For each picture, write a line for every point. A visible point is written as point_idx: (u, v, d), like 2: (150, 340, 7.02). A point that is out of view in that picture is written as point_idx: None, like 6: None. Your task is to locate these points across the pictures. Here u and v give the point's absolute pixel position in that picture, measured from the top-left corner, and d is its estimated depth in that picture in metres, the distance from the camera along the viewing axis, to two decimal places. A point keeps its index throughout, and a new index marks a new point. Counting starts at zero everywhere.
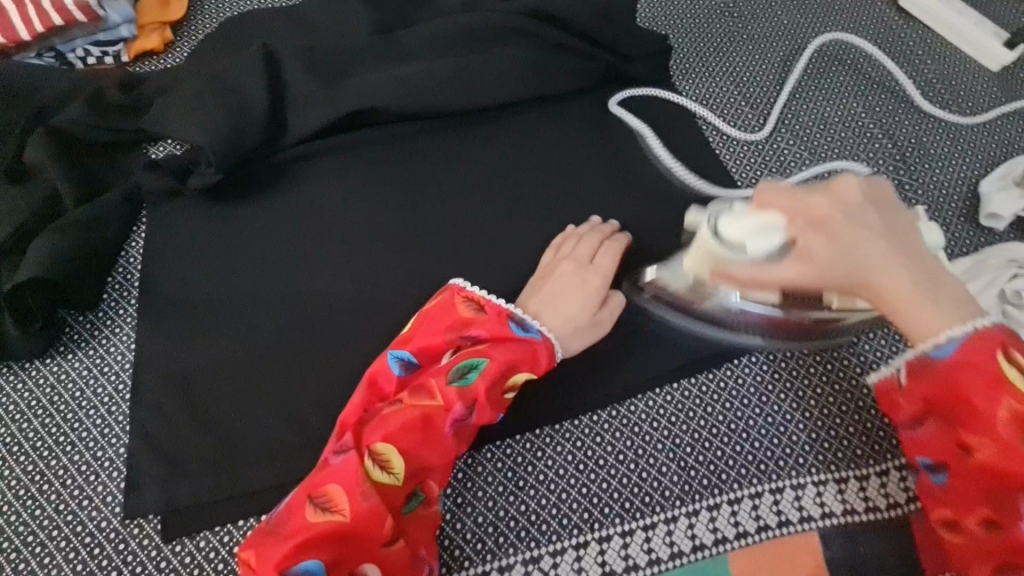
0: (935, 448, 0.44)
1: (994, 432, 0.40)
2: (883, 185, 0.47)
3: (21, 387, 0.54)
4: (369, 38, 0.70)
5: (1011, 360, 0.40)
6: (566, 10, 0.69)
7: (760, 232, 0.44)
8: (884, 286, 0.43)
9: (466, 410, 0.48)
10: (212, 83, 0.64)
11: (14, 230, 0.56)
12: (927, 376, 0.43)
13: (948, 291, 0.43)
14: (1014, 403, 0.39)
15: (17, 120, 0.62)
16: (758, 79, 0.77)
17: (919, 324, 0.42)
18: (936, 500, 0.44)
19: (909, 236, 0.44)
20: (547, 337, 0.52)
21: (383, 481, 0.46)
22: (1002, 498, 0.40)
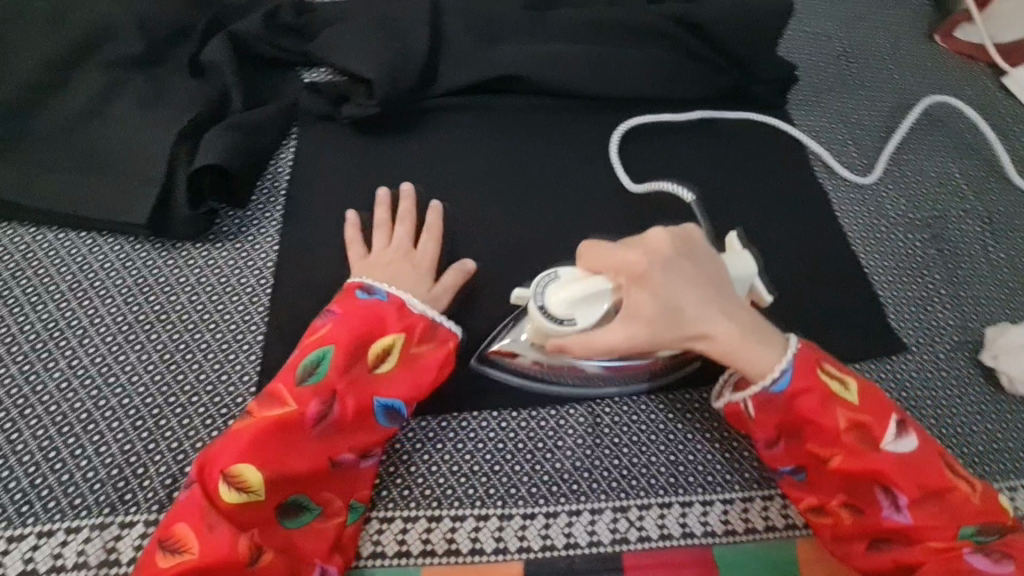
0: (792, 461, 0.50)
1: (839, 442, 0.47)
2: (692, 231, 0.49)
3: (173, 263, 0.58)
4: (521, 12, 0.75)
5: (828, 372, 0.49)
6: (712, 21, 0.74)
7: (588, 300, 0.47)
8: (718, 339, 0.47)
9: (324, 404, 0.49)
10: (380, 22, 0.68)
11: (191, 119, 0.59)
12: (773, 407, 0.49)
13: (762, 331, 0.48)
14: (845, 411, 0.48)
15: (198, 19, 0.65)
16: (865, 124, 0.82)
17: (754, 364, 0.47)
18: (802, 492, 0.51)
19: (725, 290, 0.48)
20: (394, 295, 0.53)
21: (235, 501, 0.45)
22: (859, 493, 0.48)
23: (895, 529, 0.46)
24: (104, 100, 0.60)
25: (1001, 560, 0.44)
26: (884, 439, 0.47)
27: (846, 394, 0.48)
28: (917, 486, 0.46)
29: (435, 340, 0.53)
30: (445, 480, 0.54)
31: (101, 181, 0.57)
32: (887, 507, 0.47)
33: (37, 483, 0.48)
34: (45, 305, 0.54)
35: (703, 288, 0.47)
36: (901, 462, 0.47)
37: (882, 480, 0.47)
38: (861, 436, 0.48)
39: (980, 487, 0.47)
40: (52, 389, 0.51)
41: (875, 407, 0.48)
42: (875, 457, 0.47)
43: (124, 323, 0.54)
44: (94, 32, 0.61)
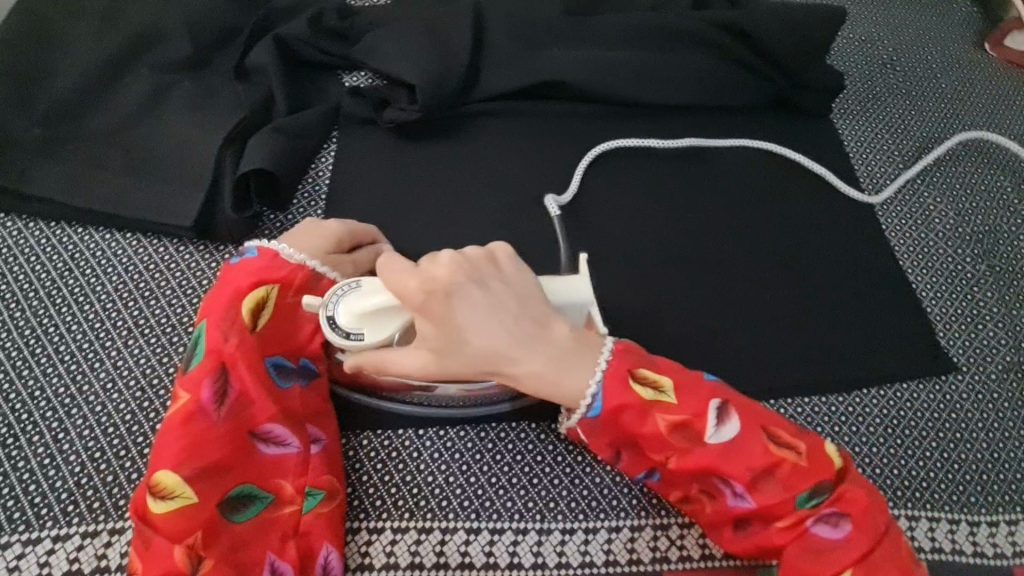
0: (638, 466, 0.49)
1: (669, 445, 0.46)
2: (497, 252, 0.48)
3: (215, 265, 0.58)
4: (563, 17, 0.74)
5: (641, 376, 0.46)
6: (761, 28, 0.72)
7: (384, 310, 0.46)
8: (519, 369, 0.46)
9: (220, 385, 0.46)
10: (424, 27, 0.68)
11: (237, 123, 0.60)
12: (604, 424, 0.47)
13: (571, 351, 0.46)
14: (663, 416, 0.46)
15: (245, 23, 0.65)
16: (912, 136, 0.80)
17: (563, 391, 0.46)
18: (664, 488, 0.50)
19: (526, 308, 0.46)
20: (262, 250, 0.51)
21: (168, 512, 0.43)
22: (702, 485, 0.47)
23: (744, 513, 0.46)
24: (153, 102, 0.60)
25: (840, 520, 0.44)
26: (707, 433, 0.46)
27: (661, 396, 0.46)
28: (744, 468, 0.45)
29: (313, 298, 0.51)
30: (480, 490, 0.52)
31: (149, 183, 0.57)
32: (728, 495, 0.46)
33: (83, 482, 0.48)
34: (92, 305, 0.55)
35: (499, 307, 0.45)
36: (726, 450, 0.45)
37: (717, 473, 0.45)
38: (684, 434, 0.46)
39: (804, 441, 0.46)
40: (97, 389, 0.52)
41: (690, 399, 0.46)
42: (703, 453, 0.45)
43: (167, 325, 0.55)
44: (144, 35, 0.62)
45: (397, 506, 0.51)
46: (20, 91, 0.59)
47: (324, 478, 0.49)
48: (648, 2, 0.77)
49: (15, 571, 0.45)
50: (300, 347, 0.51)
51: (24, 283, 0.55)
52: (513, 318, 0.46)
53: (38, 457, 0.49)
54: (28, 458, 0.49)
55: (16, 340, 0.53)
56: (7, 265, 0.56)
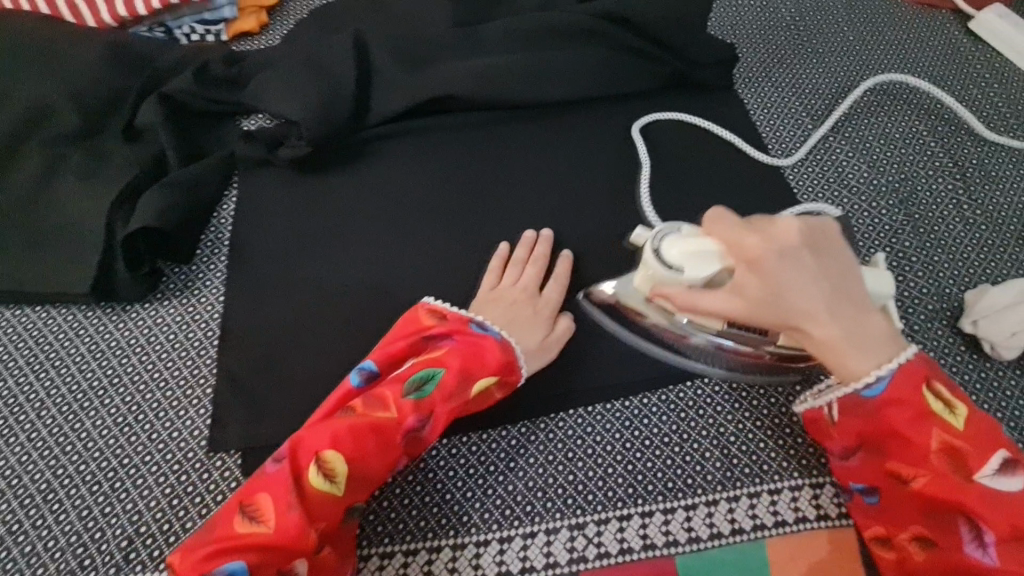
0: (865, 476, 0.48)
1: (927, 463, 0.44)
2: (825, 226, 0.47)
3: (123, 326, 0.59)
4: (451, 30, 0.74)
5: (933, 392, 0.44)
6: (643, 14, 0.72)
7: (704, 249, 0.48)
8: (814, 333, 0.45)
9: (419, 422, 0.50)
10: (308, 62, 0.69)
11: (127, 183, 0.61)
12: (862, 413, 0.46)
13: (873, 333, 0.45)
14: (942, 433, 0.44)
15: (132, 85, 0.67)
16: (821, 93, 0.79)
17: (848, 367, 0.45)
18: (870, 517, 0.49)
19: (850, 285, 0.46)
20: (502, 338, 0.54)
21: (325, 492, 0.46)
22: (938, 520, 0.45)
23: (970, 564, 0.43)
24: (47, 176, 0.62)
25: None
26: (980, 472, 0.42)
27: (952, 419, 0.44)
28: (1009, 524, 0.41)
29: (502, 388, 0.54)
30: (472, 500, 0.54)
31: (46, 254, 0.59)
32: (969, 543, 0.43)
33: (4, 555, 0.50)
34: (4, 381, 0.57)
35: (825, 278, 0.45)
36: (994, 495, 0.42)
37: (966, 512, 0.43)
38: (952, 461, 0.43)
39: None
40: (15, 462, 0.53)
41: (981, 436, 0.43)
42: (968, 487, 0.43)
43: (78, 391, 0.56)
44: (33, 112, 0.64)
45: None
46: None
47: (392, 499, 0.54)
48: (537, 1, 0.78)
49: None
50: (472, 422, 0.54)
51: None
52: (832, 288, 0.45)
53: None
54: None
55: None
56: None
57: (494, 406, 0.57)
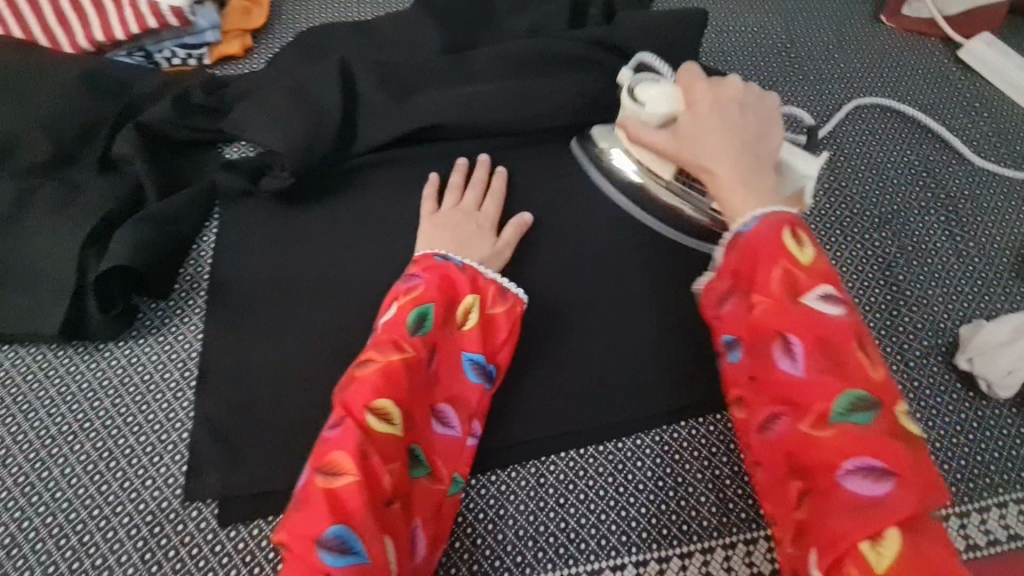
0: (735, 324, 0.48)
1: (766, 287, 0.45)
2: (764, 101, 0.56)
3: (95, 366, 0.57)
4: (438, 56, 0.73)
5: (791, 232, 0.47)
6: (631, 43, 0.71)
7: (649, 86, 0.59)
8: (718, 173, 0.52)
9: (431, 354, 0.52)
10: (291, 89, 0.67)
11: (101, 217, 0.59)
12: (738, 245, 0.48)
13: (765, 188, 0.50)
14: (799, 272, 0.45)
15: (109, 112, 0.65)
16: (810, 120, 0.79)
17: (730, 207, 0.50)
18: (746, 426, 0.47)
19: (759, 149, 0.53)
20: (467, 265, 0.57)
21: (387, 432, 0.47)
22: (764, 354, 0.45)
23: (788, 383, 0.43)
24: (14, 208, 0.59)
25: (884, 478, 0.38)
26: (805, 293, 0.44)
27: (799, 255, 0.46)
28: (868, 383, 0.41)
29: (505, 302, 0.57)
30: (521, 531, 0.53)
31: (12, 293, 0.56)
32: (786, 360, 0.44)
33: None
34: None
35: (739, 144, 0.52)
36: (812, 318, 0.43)
37: (790, 330, 0.44)
38: (788, 286, 0.45)
39: (886, 370, 0.43)
40: None
41: (817, 272, 0.45)
42: (800, 310, 0.44)
43: (45, 436, 0.53)
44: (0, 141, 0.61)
45: None
46: None
47: (467, 467, 0.53)
48: (523, 28, 0.77)
49: None
50: (495, 353, 0.55)
51: None
52: (744, 157, 0.52)
53: None
54: None
55: None
56: None
57: (481, 448, 0.56)
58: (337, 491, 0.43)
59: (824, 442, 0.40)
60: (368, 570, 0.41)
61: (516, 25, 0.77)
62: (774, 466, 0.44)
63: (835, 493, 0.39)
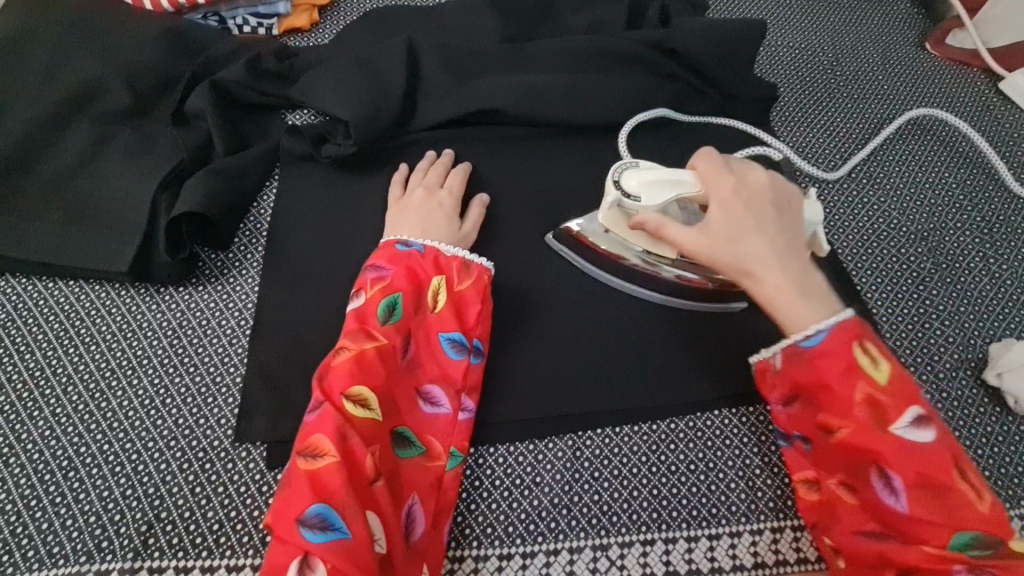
0: (803, 428, 0.49)
1: (851, 414, 0.45)
2: (791, 195, 0.54)
3: (155, 307, 0.59)
4: (498, 45, 0.76)
5: (862, 347, 0.47)
6: (688, 45, 0.74)
7: (659, 184, 0.56)
8: (765, 279, 0.50)
9: (405, 338, 0.54)
10: (359, 63, 0.70)
11: (173, 168, 0.61)
12: (798, 364, 0.48)
13: (820, 295, 0.49)
14: (866, 386, 0.45)
15: (184, 70, 0.67)
16: (853, 135, 0.81)
17: (787, 315, 0.49)
18: (803, 463, 0.50)
19: (799, 247, 0.51)
20: (430, 248, 0.59)
21: (364, 415, 0.48)
22: (853, 470, 0.46)
23: (888, 516, 0.44)
24: (93, 153, 0.62)
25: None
26: (895, 422, 0.44)
27: (877, 374, 0.46)
28: (915, 471, 0.43)
29: (471, 276, 0.58)
30: (556, 499, 0.55)
31: (85, 232, 0.58)
32: (883, 492, 0.44)
33: (19, 531, 0.49)
34: (31, 353, 0.56)
35: (775, 240, 0.50)
36: (905, 450, 0.44)
37: (878, 458, 0.44)
38: (872, 413, 0.45)
39: (992, 494, 0.44)
40: (36, 437, 0.52)
41: (900, 394, 0.45)
42: (887, 439, 0.44)
43: (106, 369, 0.56)
44: (82, 88, 0.64)
45: None
46: None
47: (464, 442, 0.54)
48: (581, 24, 0.79)
49: None
50: (473, 329, 0.56)
51: None
52: (778, 252, 0.51)
53: None
54: None
55: None
56: None
57: (520, 419, 0.57)
58: (318, 474, 0.45)
59: (928, 563, 0.43)
60: (350, 544, 0.42)
61: (574, 22, 0.79)
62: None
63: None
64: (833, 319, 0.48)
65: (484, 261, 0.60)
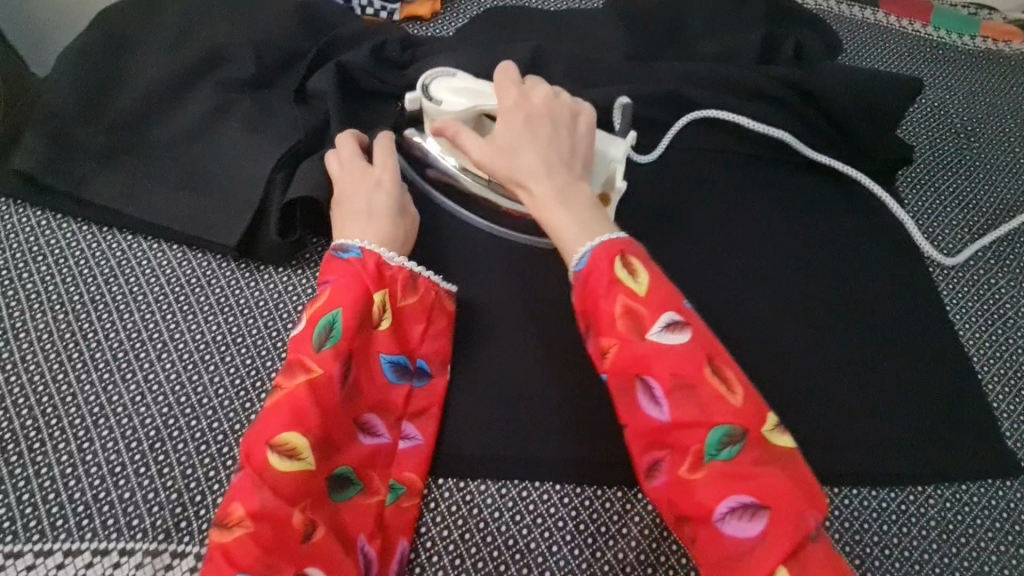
0: (589, 364, 0.49)
1: (614, 328, 0.46)
2: (584, 114, 0.56)
3: (254, 286, 0.58)
4: (624, 61, 0.72)
5: (623, 261, 0.47)
6: (828, 89, 0.69)
7: (463, 94, 0.57)
8: (532, 188, 0.52)
9: (345, 366, 0.48)
10: (483, 64, 0.68)
11: (290, 146, 0.60)
12: (575, 290, 0.49)
13: (584, 206, 0.51)
14: (626, 298, 0.46)
15: (310, 47, 0.66)
16: (983, 209, 0.75)
17: (557, 231, 0.50)
18: (603, 419, 0.49)
19: (577, 166, 0.54)
20: (369, 252, 0.50)
21: (293, 472, 0.44)
22: (621, 399, 0.46)
23: (655, 429, 0.45)
24: (212, 121, 0.61)
25: (759, 514, 0.42)
26: (649, 329, 0.46)
27: (634, 286, 0.47)
28: (671, 375, 0.44)
29: (416, 292, 0.53)
30: (640, 554, 0.50)
31: (199, 200, 0.57)
32: (648, 403, 0.45)
33: (100, 496, 0.48)
34: (130, 314, 0.55)
35: (550, 152, 0.52)
36: (663, 352, 0.45)
37: (643, 372, 0.45)
38: (631, 323, 0.46)
39: (744, 390, 0.45)
40: (126, 401, 0.51)
41: (657, 301, 0.46)
42: (645, 344, 0.45)
43: (198, 342, 0.54)
44: (210, 50, 0.63)
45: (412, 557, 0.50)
46: (91, 96, 0.60)
47: (407, 473, 0.51)
48: (713, 49, 0.75)
49: None
50: (416, 348, 0.53)
51: (65, 284, 0.56)
52: (553, 164, 0.52)
53: (59, 465, 0.49)
54: (51, 464, 0.49)
55: (55, 344, 0.53)
56: (55, 264, 0.57)
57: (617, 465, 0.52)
58: (230, 546, 0.42)
59: (701, 486, 0.43)
60: None
61: (705, 46, 0.75)
62: (664, 510, 0.45)
63: (717, 541, 0.42)
64: (596, 237, 0.49)
65: (400, 259, 0.52)
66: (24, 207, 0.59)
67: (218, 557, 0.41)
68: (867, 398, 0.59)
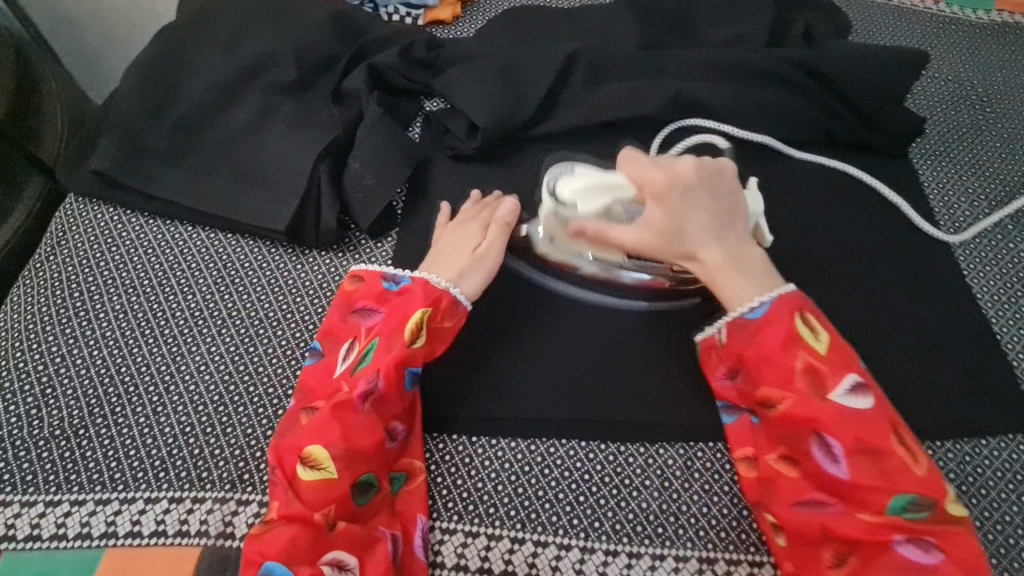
0: (745, 397, 0.51)
1: (790, 385, 0.47)
2: (723, 168, 0.55)
3: (301, 267, 0.63)
4: (637, 50, 0.76)
5: (803, 318, 0.49)
6: (837, 68, 0.71)
7: (597, 190, 0.54)
8: (707, 261, 0.52)
9: (375, 385, 0.50)
10: (503, 58, 0.72)
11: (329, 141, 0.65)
12: (740, 338, 0.50)
13: (756, 270, 0.51)
14: (805, 355, 0.48)
15: (345, 52, 0.72)
16: (1000, 176, 0.75)
17: (728, 293, 0.51)
18: (743, 438, 0.52)
19: (737, 228, 0.53)
20: (417, 278, 0.55)
21: (315, 480, 0.48)
22: (796, 442, 0.47)
23: (834, 483, 0.46)
24: (260, 122, 0.67)
25: (931, 547, 0.44)
26: (833, 390, 0.47)
27: (814, 344, 0.48)
28: (852, 436, 0.45)
29: (455, 317, 0.55)
30: (666, 505, 0.53)
31: (251, 191, 0.63)
32: (824, 458, 0.46)
33: (173, 453, 0.52)
34: (193, 293, 0.61)
35: (711, 217, 0.52)
36: (844, 415, 0.46)
37: (815, 425, 0.46)
38: (810, 380, 0.47)
39: (926, 458, 0.46)
40: (193, 369, 0.56)
41: (838, 361, 0.48)
42: (825, 406, 0.46)
43: (253, 316, 0.59)
44: (257, 60, 0.69)
45: (447, 507, 0.53)
46: (154, 106, 0.67)
47: (407, 460, 0.53)
48: (723, 36, 0.78)
49: (111, 525, 0.50)
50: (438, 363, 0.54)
51: (136, 270, 0.62)
52: (722, 234, 0.52)
53: (138, 426, 0.53)
54: (131, 425, 0.54)
55: (129, 321, 0.59)
56: (127, 253, 0.63)
57: (635, 420, 0.56)
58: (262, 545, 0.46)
59: (874, 527, 0.44)
60: None
61: (716, 33, 0.78)
62: (820, 545, 0.47)
63: (888, 562, 0.44)
64: (771, 292, 0.50)
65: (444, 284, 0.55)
66: (98, 205, 0.66)
67: (251, 542, 0.46)
68: (881, 359, 0.61)
